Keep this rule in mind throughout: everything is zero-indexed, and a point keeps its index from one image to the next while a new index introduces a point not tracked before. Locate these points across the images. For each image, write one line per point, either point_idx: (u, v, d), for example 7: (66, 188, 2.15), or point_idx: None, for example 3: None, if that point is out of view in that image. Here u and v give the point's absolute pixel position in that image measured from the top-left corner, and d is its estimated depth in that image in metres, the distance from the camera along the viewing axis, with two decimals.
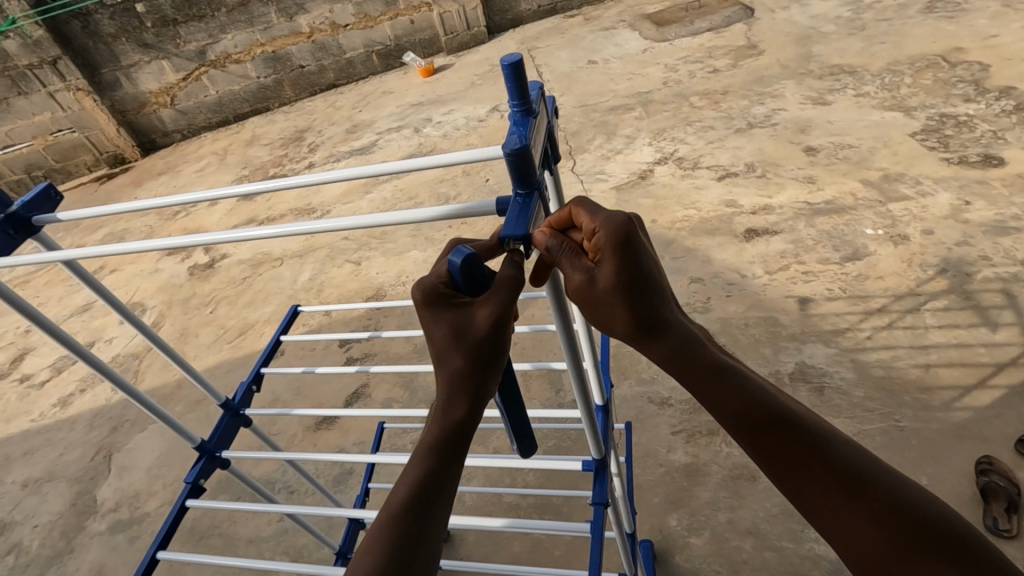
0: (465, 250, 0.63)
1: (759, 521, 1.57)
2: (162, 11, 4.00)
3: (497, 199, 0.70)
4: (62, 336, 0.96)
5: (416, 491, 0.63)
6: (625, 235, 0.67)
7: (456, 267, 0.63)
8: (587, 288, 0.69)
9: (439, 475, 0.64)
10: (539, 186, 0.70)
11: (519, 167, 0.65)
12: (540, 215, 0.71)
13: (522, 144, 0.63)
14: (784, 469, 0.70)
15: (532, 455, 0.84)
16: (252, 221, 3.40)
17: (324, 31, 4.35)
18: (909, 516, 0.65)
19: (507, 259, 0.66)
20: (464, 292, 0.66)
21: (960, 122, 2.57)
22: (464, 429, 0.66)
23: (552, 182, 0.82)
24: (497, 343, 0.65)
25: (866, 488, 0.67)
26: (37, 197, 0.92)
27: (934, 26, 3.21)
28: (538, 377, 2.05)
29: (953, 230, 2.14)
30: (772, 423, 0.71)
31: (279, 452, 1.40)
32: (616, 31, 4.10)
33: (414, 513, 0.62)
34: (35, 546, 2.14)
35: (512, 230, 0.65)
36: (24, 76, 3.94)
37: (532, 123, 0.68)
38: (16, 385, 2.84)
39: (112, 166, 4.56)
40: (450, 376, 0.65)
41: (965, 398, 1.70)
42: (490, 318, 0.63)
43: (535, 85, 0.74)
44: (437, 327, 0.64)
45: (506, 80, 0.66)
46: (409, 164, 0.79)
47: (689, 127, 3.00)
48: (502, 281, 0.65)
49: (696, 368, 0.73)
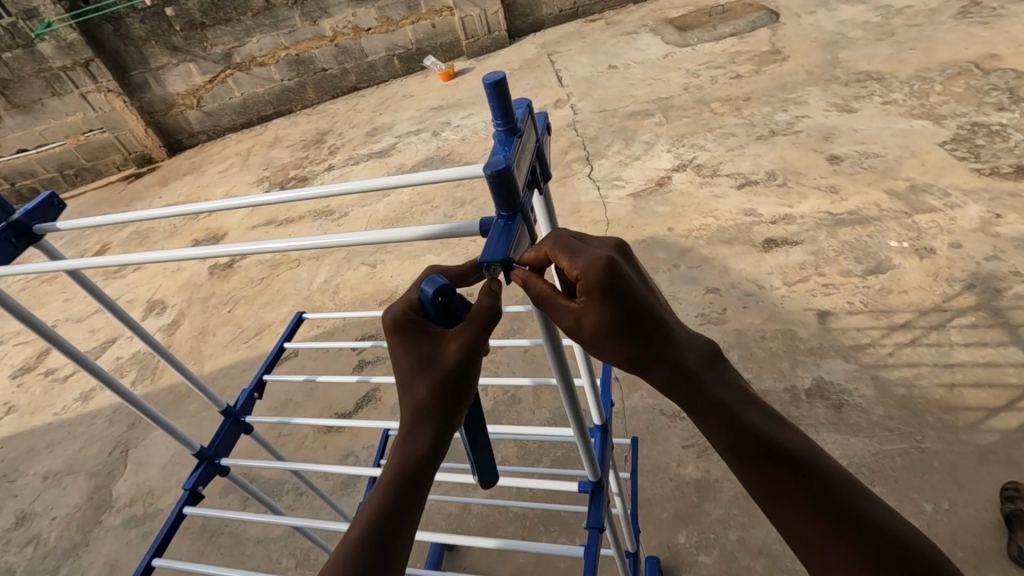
0: (438, 280, 0.64)
1: (771, 542, 1.53)
2: (191, 15, 4.07)
3: (480, 220, 0.69)
4: (61, 341, 0.98)
5: (377, 517, 0.62)
6: (608, 277, 0.63)
7: (427, 297, 0.64)
8: (577, 327, 0.66)
9: (402, 508, 0.63)
10: (523, 207, 0.68)
11: (501, 188, 0.64)
12: (523, 237, 0.69)
13: (505, 164, 0.62)
14: (772, 499, 0.67)
15: (492, 484, 0.80)
16: (271, 222, 3.44)
17: (347, 35, 4.39)
18: (899, 557, 0.62)
19: (485, 288, 0.65)
20: (435, 320, 0.66)
21: (992, 132, 2.48)
22: (430, 456, 0.64)
23: (542, 203, 0.81)
24: (466, 375, 0.63)
25: (857, 529, 0.63)
26: (40, 205, 0.94)
27: (967, 32, 3.11)
28: (548, 387, 2.03)
29: (982, 244, 2.07)
30: (767, 454, 0.66)
31: (283, 460, 1.39)
32: (638, 35, 4.06)
33: (370, 547, 0.60)
34: (52, 538, 2.19)
35: (492, 254, 0.64)
36: (59, 78, 4.08)
37: (517, 143, 0.66)
38: (41, 378, 2.92)
39: (140, 165, 4.67)
40: (416, 405, 0.64)
41: (990, 420, 1.64)
42: (460, 351, 0.62)
43: (523, 101, 0.73)
44: (405, 353, 0.64)
45: (490, 99, 0.65)
46: (406, 179, 0.78)
47: (709, 134, 2.95)
48: (478, 313, 0.63)
49: (698, 398, 0.68)
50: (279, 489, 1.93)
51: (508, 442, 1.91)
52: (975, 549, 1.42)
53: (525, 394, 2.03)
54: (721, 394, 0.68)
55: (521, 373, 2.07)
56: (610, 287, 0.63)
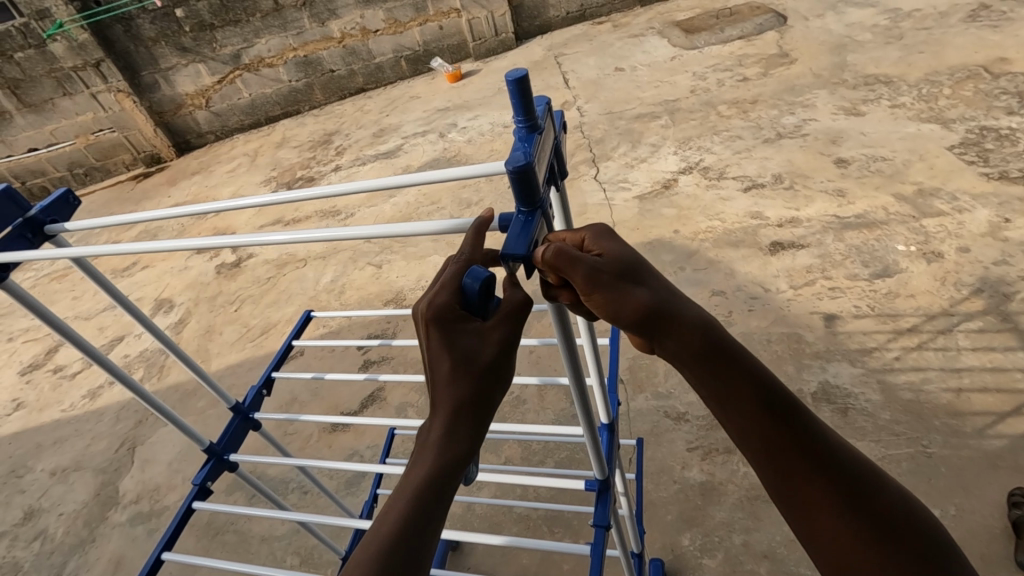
0: (484, 271, 0.64)
1: (776, 546, 1.53)
2: (201, 15, 4.10)
3: (499, 216, 0.70)
4: (74, 334, 0.99)
5: (410, 516, 0.59)
6: (608, 232, 0.71)
7: (474, 287, 0.63)
8: (598, 268, 0.65)
9: (431, 509, 0.60)
10: (543, 204, 0.69)
11: (522, 184, 0.64)
12: (542, 233, 0.70)
13: (526, 161, 0.62)
14: (788, 470, 0.66)
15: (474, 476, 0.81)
16: (278, 222, 3.46)
17: (355, 36, 4.41)
18: (906, 519, 0.64)
19: (511, 283, 0.66)
20: (477, 315, 0.65)
21: (1001, 136, 2.47)
22: (464, 456, 0.62)
23: (559, 200, 0.81)
24: (501, 370, 0.64)
25: (864, 497, 0.65)
26: (55, 202, 0.95)
27: (977, 36, 3.09)
28: (553, 389, 2.03)
29: (991, 249, 2.05)
30: (787, 419, 0.68)
31: (289, 457, 1.39)
32: (645, 38, 4.06)
33: (399, 549, 0.57)
34: (60, 534, 2.21)
35: (513, 249, 0.65)
36: (70, 78, 4.13)
37: (537, 139, 0.67)
38: (49, 375, 2.95)
39: (149, 165, 4.70)
40: (452, 399, 0.62)
41: (998, 426, 1.63)
42: (500, 345, 0.64)
43: (542, 100, 0.73)
44: (445, 345, 0.63)
45: (512, 95, 0.65)
46: (422, 176, 0.78)
47: (715, 137, 2.95)
48: (512, 310, 0.65)
49: (723, 359, 0.68)
50: (285, 487, 1.94)
51: (513, 443, 1.92)
52: (981, 555, 1.41)
53: (529, 395, 2.03)
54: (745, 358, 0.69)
55: (527, 374, 2.07)
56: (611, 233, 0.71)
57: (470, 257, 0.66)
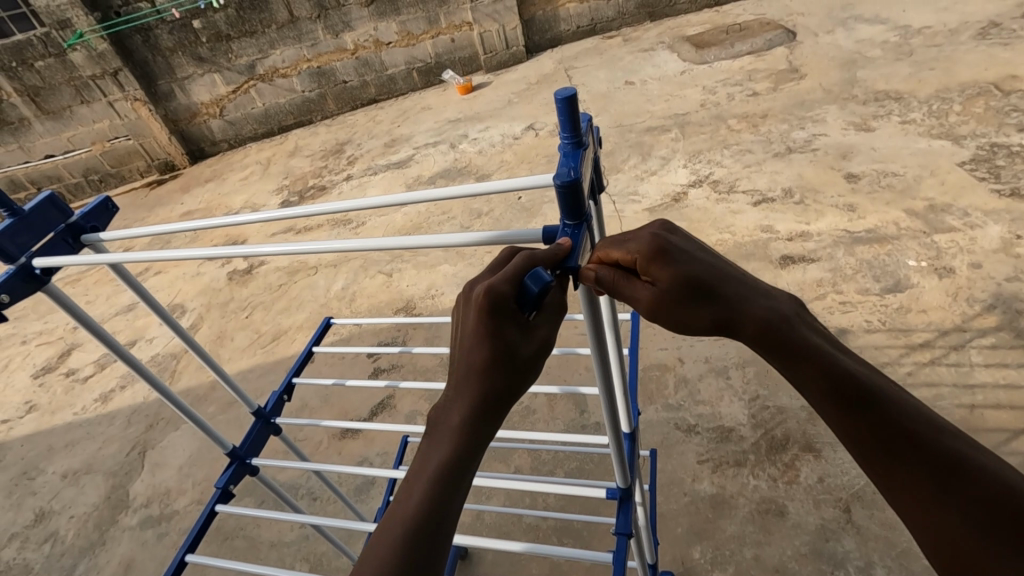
0: (546, 277, 0.60)
1: (787, 560, 1.52)
2: (217, 27, 4.17)
3: (544, 227, 0.71)
4: (102, 334, 1.01)
5: (428, 507, 0.58)
6: (661, 248, 0.69)
7: (535, 290, 0.60)
8: (659, 299, 0.68)
9: (448, 498, 0.59)
10: (587, 217, 0.71)
11: (569, 198, 0.66)
12: (586, 246, 0.72)
13: (574, 176, 0.64)
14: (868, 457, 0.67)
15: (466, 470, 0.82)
16: (290, 230, 3.50)
17: (368, 48, 4.47)
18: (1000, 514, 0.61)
19: (556, 286, 0.66)
20: (526, 310, 0.62)
21: (1012, 153, 2.47)
22: (485, 446, 0.61)
23: (597, 213, 0.83)
24: (532, 366, 0.63)
25: (960, 483, 0.63)
26: (95, 208, 1.00)
27: (987, 53, 3.10)
28: (563, 398, 2.04)
29: (1004, 265, 2.05)
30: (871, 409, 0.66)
31: (305, 462, 1.40)
32: (655, 52, 4.10)
33: (417, 539, 0.57)
34: (70, 536, 2.23)
35: (568, 260, 0.66)
36: (87, 86, 4.21)
37: (582, 155, 0.68)
38: (62, 378, 2.97)
39: (162, 172, 4.76)
40: (480, 391, 0.60)
41: (1012, 443, 1.62)
42: (538, 344, 0.63)
43: (584, 116, 0.75)
44: (487, 342, 0.59)
45: (560, 112, 0.67)
46: (457, 190, 0.78)
47: (725, 150, 2.97)
48: (553, 310, 0.65)
49: (786, 352, 0.69)
50: (295, 491, 1.96)
51: (523, 452, 1.93)
52: None
53: (539, 405, 2.03)
54: (812, 350, 0.68)
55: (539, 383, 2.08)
56: (666, 255, 0.69)
57: (538, 257, 0.62)
